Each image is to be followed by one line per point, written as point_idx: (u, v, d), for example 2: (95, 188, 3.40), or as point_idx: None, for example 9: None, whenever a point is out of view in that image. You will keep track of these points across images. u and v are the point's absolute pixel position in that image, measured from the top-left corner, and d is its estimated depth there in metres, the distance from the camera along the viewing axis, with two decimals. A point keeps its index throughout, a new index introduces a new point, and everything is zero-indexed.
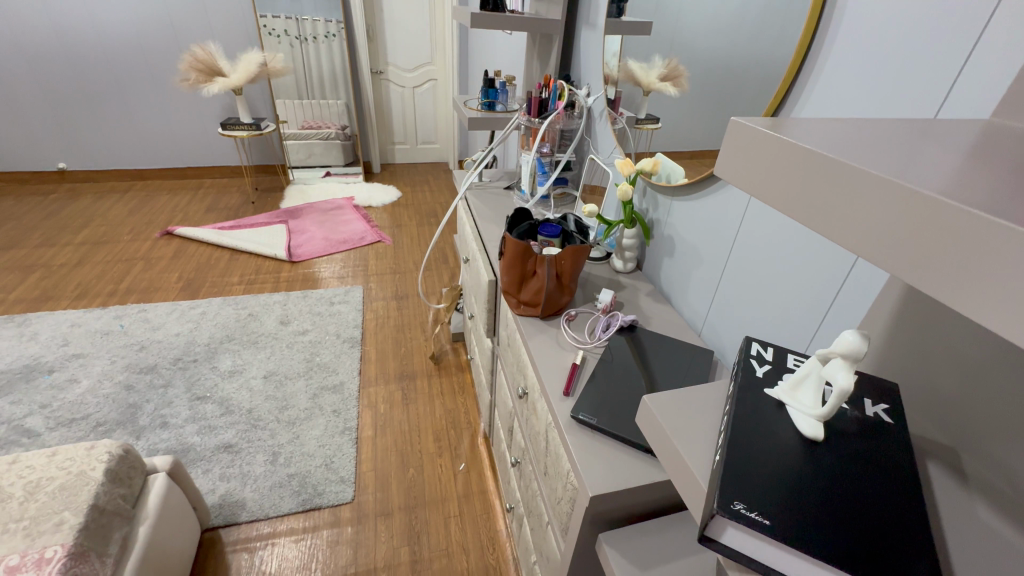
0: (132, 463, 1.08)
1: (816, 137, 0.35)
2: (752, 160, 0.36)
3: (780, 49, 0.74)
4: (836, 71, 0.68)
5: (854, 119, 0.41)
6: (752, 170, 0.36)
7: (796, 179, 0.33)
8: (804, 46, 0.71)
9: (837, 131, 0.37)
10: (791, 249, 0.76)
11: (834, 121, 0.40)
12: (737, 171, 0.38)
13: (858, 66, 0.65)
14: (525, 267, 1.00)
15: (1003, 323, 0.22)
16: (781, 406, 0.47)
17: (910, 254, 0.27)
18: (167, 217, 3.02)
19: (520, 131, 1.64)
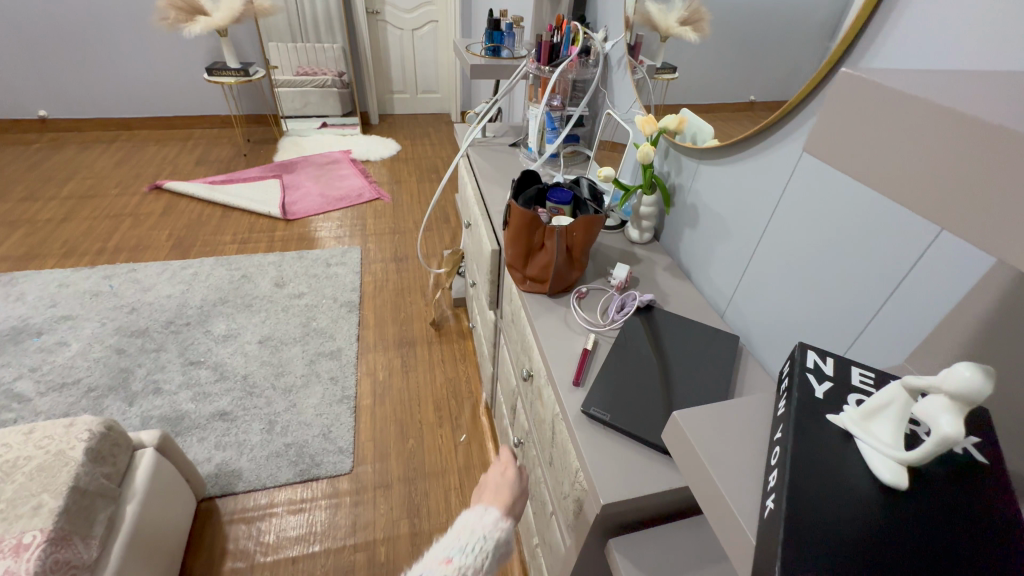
0: (115, 440, 1.03)
1: (930, 88, 0.28)
2: (847, 125, 0.30)
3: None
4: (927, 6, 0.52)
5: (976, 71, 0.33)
6: (844, 137, 0.30)
7: (904, 141, 0.27)
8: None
9: (955, 83, 0.30)
10: (844, 228, 0.65)
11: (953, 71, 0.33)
12: (826, 141, 0.31)
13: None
14: (532, 239, 0.91)
15: None
16: (848, 439, 0.38)
17: None
18: (155, 170, 2.88)
19: (528, 81, 1.48)
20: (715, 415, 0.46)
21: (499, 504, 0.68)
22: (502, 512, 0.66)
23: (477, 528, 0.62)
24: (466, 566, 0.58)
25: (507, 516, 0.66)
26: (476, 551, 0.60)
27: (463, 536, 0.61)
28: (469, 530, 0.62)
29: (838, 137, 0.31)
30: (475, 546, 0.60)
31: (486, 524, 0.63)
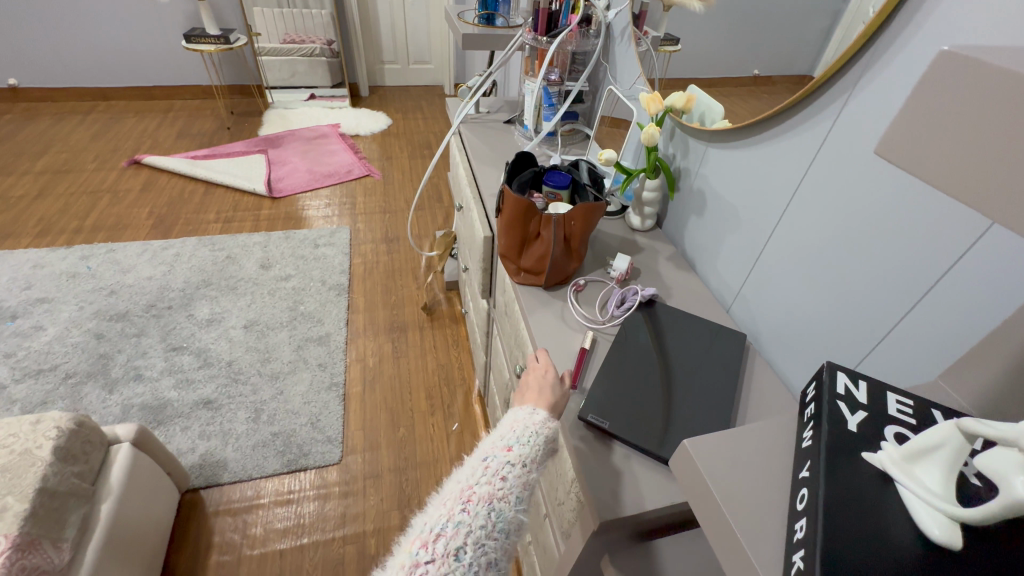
0: (87, 437, 0.98)
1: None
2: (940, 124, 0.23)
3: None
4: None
5: None
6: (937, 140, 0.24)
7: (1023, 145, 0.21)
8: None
9: None
10: (872, 223, 0.59)
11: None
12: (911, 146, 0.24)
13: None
14: (527, 228, 0.84)
15: None
16: (888, 482, 0.33)
17: None
18: (134, 144, 2.75)
19: (524, 53, 1.39)
20: (730, 442, 0.40)
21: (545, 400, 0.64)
22: (550, 408, 0.63)
23: (530, 421, 0.60)
24: (524, 455, 0.57)
25: (555, 412, 0.63)
26: (533, 442, 0.58)
27: (516, 426, 0.60)
28: (521, 423, 0.61)
29: (925, 143, 0.24)
30: (531, 438, 0.58)
31: (537, 417, 0.60)
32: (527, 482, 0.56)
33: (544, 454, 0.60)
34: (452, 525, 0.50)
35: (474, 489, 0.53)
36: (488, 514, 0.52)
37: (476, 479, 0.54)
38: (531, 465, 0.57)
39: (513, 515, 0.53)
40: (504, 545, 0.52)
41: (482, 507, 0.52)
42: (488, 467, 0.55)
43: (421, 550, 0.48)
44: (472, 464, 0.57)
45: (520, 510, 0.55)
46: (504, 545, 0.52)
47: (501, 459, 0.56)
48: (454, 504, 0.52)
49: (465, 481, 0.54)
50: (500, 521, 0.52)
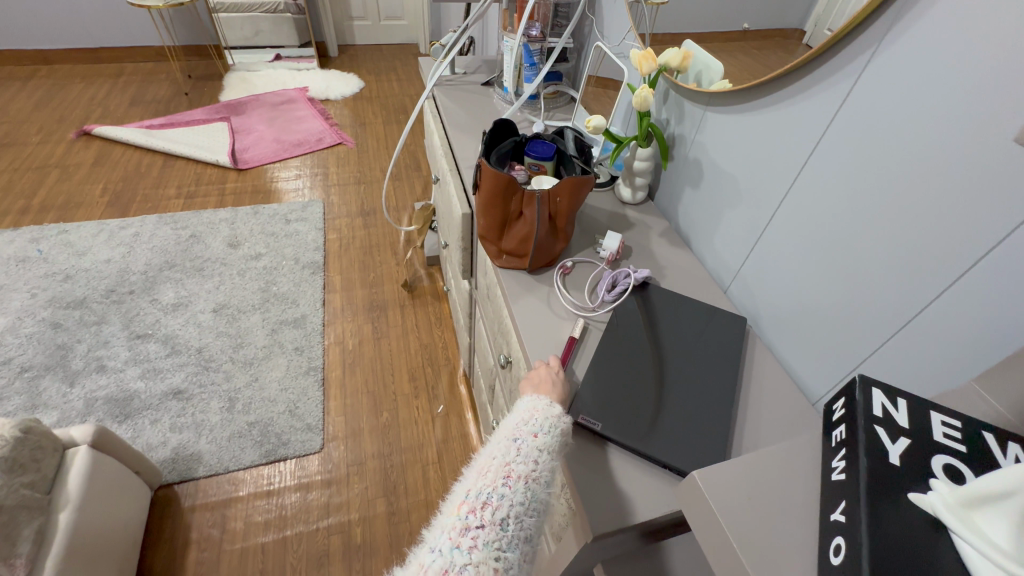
0: (37, 443, 0.91)
1: None
2: None
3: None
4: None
5: None
6: None
7: None
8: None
9: None
10: (895, 200, 0.52)
11: None
12: None
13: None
14: (508, 206, 0.76)
15: None
16: (938, 529, 0.27)
17: None
18: (82, 113, 2.54)
19: (501, 5, 1.26)
20: (747, 473, 0.35)
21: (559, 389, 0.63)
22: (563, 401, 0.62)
23: (557, 408, 0.59)
24: (555, 438, 0.57)
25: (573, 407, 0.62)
26: (563, 427, 0.58)
27: (539, 412, 0.58)
28: (544, 407, 0.59)
29: None
30: (559, 424, 0.58)
31: (558, 408, 0.59)
32: (556, 464, 0.57)
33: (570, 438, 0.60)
34: (495, 497, 0.53)
35: (513, 466, 0.55)
36: (526, 491, 0.54)
37: (515, 456, 0.56)
38: (561, 448, 0.57)
39: (546, 494, 0.55)
40: (539, 518, 0.55)
41: (521, 484, 0.54)
42: (524, 445, 0.56)
43: (471, 515, 0.52)
44: (507, 439, 0.58)
45: (551, 487, 0.57)
46: (538, 519, 0.55)
47: (537, 439, 0.56)
48: (496, 477, 0.54)
49: (504, 457, 0.56)
50: (535, 499, 0.55)
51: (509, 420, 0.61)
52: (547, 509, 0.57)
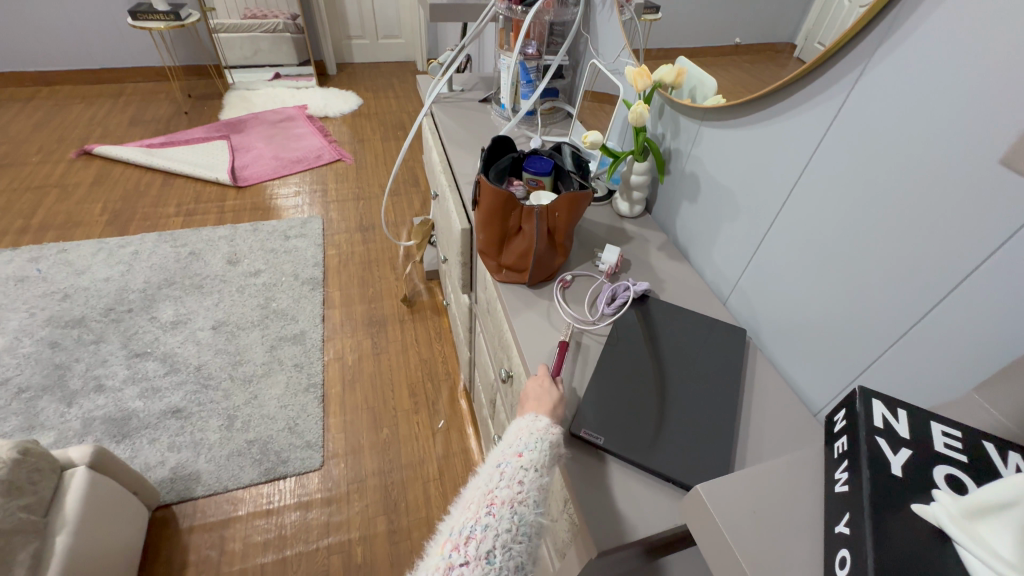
0: (36, 465, 0.90)
1: None
2: None
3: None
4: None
5: None
6: None
7: None
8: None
9: None
10: (891, 212, 0.53)
11: None
12: None
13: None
14: (507, 222, 0.77)
15: None
16: (943, 539, 0.27)
17: None
18: (82, 133, 2.56)
19: (498, 24, 1.28)
20: (752, 487, 0.35)
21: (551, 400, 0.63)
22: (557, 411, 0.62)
23: (542, 423, 0.59)
24: (539, 457, 0.57)
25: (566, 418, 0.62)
26: (547, 444, 0.58)
27: (522, 433, 0.59)
28: (527, 427, 0.59)
29: None
30: (545, 440, 0.58)
31: (540, 424, 0.59)
32: (543, 484, 0.56)
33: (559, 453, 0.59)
34: (480, 528, 0.53)
35: (497, 493, 0.55)
36: (512, 517, 0.54)
37: (500, 482, 0.56)
38: (547, 467, 0.57)
39: (535, 518, 0.55)
40: (530, 545, 0.55)
41: (507, 511, 0.54)
42: (509, 470, 0.57)
43: (455, 552, 0.52)
44: (493, 467, 0.59)
45: (541, 509, 0.57)
46: (530, 546, 0.55)
47: (520, 461, 0.57)
48: (481, 507, 0.55)
49: (489, 485, 0.57)
50: (524, 524, 0.54)
51: (496, 449, 0.62)
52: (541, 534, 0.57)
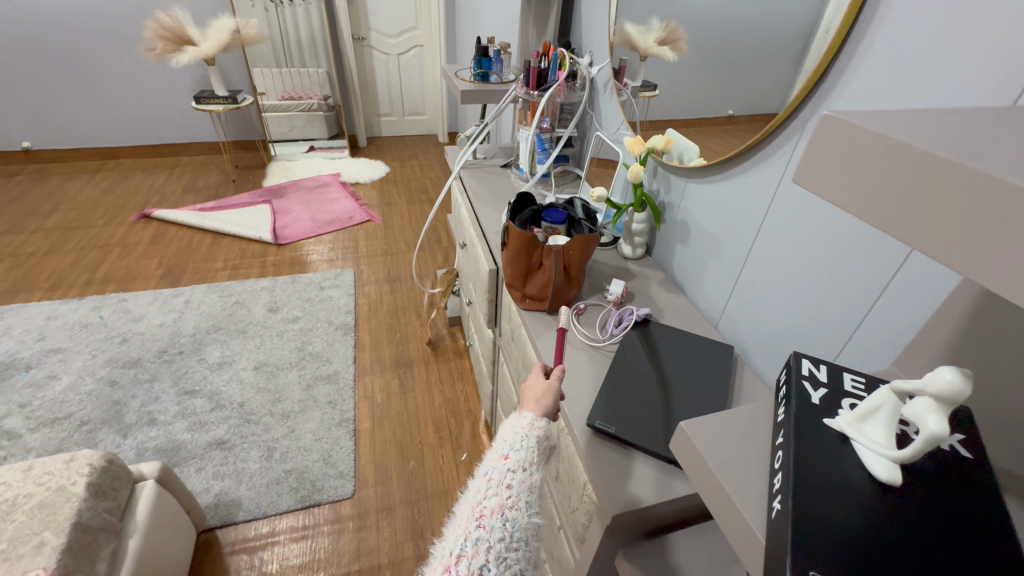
0: (116, 473, 1.03)
1: (899, 124, 0.29)
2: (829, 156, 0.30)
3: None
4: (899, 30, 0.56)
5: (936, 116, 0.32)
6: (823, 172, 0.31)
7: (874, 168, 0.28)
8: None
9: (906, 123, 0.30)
10: (829, 241, 0.69)
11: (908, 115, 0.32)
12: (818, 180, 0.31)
13: (935, 14, 0.53)
14: (530, 259, 0.93)
15: None
16: (844, 440, 0.41)
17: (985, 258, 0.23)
18: (143, 199, 2.86)
19: (517, 105, 1.53)
20: (721, 426, 0.48)
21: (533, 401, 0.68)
22: (540, 410, 0.67)
23: (519, 427, 0.65)
24: (520, 461, 0.62)
25: (548, 413, 0.68)
26: (526, 446, 0.63)
27: (507, 438, 0.64)
28: (511, 432, 0.65)
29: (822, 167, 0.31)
30: (524, 442, 0.63)
31: (522, 424, 0.64)
32: (530, 484, 0.61)
33: (540, 453, 0.65)
34: (472, 543, 0.57)
35: (486, 505, 0.59)
36: (502, 525, 0.58)
37: (486, 495, 0.60)
38: (529, 469, 0.62)
39: (526, 521, 0.59)
40: (525, 549, 0.58)
41: (496, 521, 0.58)
42: (492, 481, 0.61)
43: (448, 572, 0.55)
44: (478, 481, 0.63)
45: (533, 512, 0.61)
46: (525, 550, 0.58)
47: (502, 470, 0.62)
48: (471, 523, 0.59)
49: (477, 499, 0.61)
50: (516, 529, 0.58)
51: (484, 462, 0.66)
52: (535, 536, 0.61)
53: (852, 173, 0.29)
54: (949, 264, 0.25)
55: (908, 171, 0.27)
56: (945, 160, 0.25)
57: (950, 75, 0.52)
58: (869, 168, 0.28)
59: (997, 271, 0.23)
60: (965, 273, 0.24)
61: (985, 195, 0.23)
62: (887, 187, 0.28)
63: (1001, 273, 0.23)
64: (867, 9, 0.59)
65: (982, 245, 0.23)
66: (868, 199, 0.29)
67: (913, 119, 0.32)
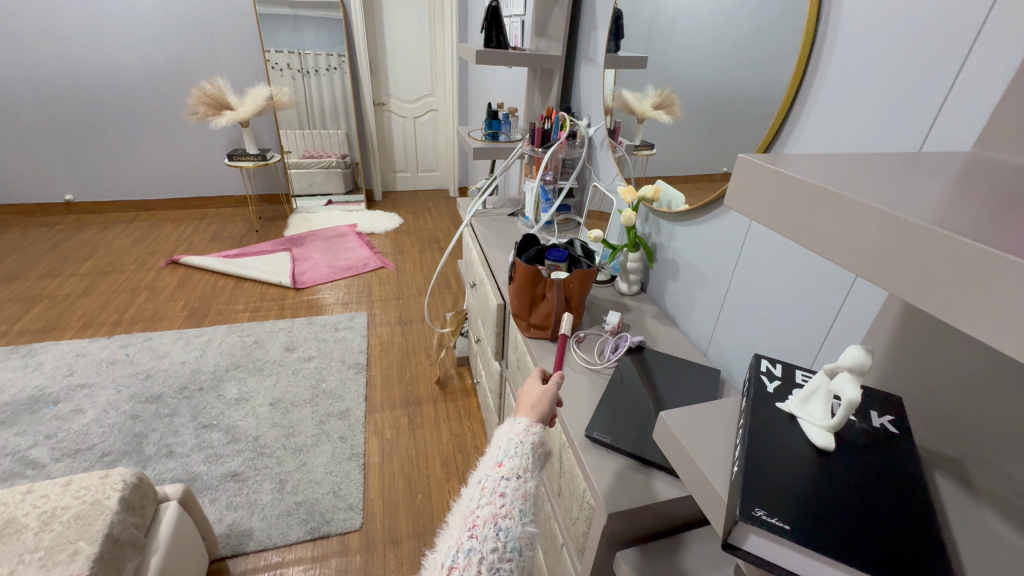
0: (144, 492, 1.09)
1: (809, 172, 0.40)
2: (762, 197, 0.41)
3: (775, 72, 0.78)
4: (834, 93, 0.71)
5: (835, 165, 0.43)
6: (762, 209, 0.41)
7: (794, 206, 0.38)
8: (803, 59, 0.74)
9: (814, 171, 0.41)
10: (794, 270, 0.80)
11: (814, 165, 0.43)
12: (760, 216, 0.41)
13: (859, 81, 0.67)
14: (535, 290, 1.04)
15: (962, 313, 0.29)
16: (792, 418, 0.49)
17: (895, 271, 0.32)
18: (171, 247, 3.05)
19: (523, 160, 1.70)
20: (694, 416, 0.57)
21: (528, 407, 0.67)
22: (535, 416, 0.66)
23: (513, 434, 0.64)
24: (514, 468, 0.60)
25: (543, 419, 0.66)
26: (520, 453, 0.62)
27: (503, 443, 0.63)
28: (506, 438, 0.64)
29: (758, 205, 0.41)
30: (518, 449, 0.62)
31: (517, 430, 0.63)
32: (524, 492, 0.60)
33: (534, 460, 0.63)
34: (463, 554, 0.55)
35: (478, 514, 0.57)
36: (495, 535, 0.56)
37: (478, 504, 0.58)
38: (523, 477, 0.60)
39: (521, 530, 0.57)
40: (519, 560, 0.56)
41: (490, 530, 0.56)
42: (485, 489, 0.59)
43: None
44: (471, 490, 0.61)
45: (528, 521, 0.59)
46: (519, 559, 0.56)
47: (495, 477, 0.60)
48: (463, 533, 0.57)
49: (469, 509, 0.59)
50: (509, 540, 0.56)
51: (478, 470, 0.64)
52: (529, 547, 0.59)
53: (799, 217, 0.38)
54: (933, 308, 0.30)
55: (886, 233, 0.32)
56: (915, 224, 0.31)
57: (870, 132, 0.66)
58: (855, 228, 0.34)
59: (973, 314, 0.28)
60: (946, 317, 0.29)
61: (949, 253, 0.29)
62: (871, 245, 0.33)
63: (958, 307, 0.29)
64: (807, 78, 0.74)
65: (932, 278, 0.30)
66: (858, 255, 0.34)
67: (884, 187, 0.38)
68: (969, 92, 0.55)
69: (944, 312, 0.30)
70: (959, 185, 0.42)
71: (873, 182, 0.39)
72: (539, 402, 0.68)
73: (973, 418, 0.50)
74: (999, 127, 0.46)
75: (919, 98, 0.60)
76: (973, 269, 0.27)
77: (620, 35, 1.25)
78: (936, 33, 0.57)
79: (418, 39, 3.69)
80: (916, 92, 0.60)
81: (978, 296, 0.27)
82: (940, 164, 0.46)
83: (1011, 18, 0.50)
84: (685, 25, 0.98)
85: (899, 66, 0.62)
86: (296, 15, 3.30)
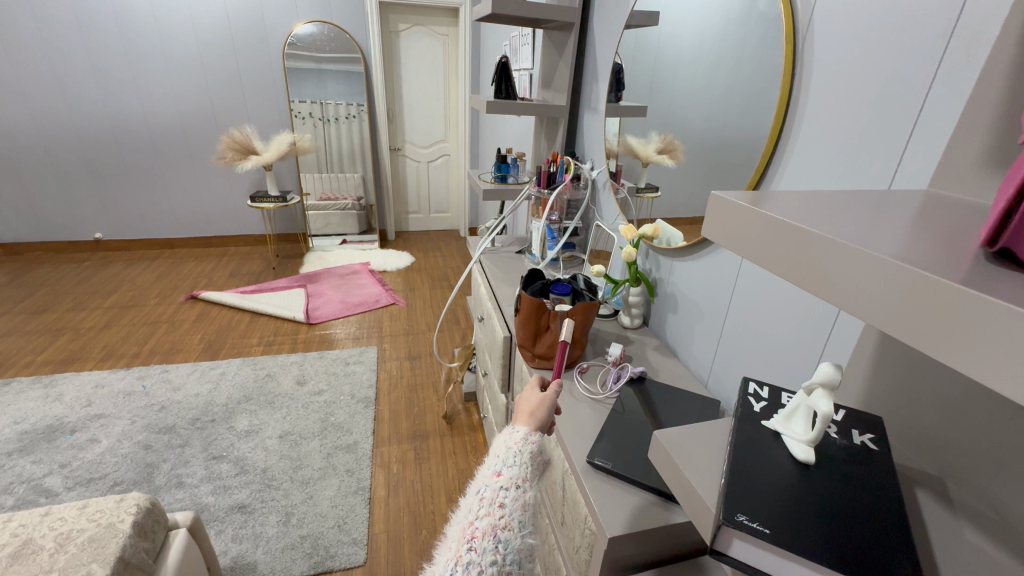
0: (156, 517, 1.12)
1: (780, 209, 0.43)
2: (735, 226, 0.44)
3: (761, 120, 0.85)
4: (814, 139, 0.77)
5: (815, 205, 0.46)
6: (736, 238, 0.45)
7: (765, 238, 0.41)
8: (781, 112, 0.82)
9: (789, 207, 0.44)
10: (785, 303, 0.84)
11: (793, 203, 0.46)
12: (734, 243, 0.45)
13: (833, 129, 0.74)
14: (539, 322, 1.09)
15: (913, 335, 0.31)
16: (777, 435, 0.53)
17: (855, 294, 0.34)
18: (192, 283, 3.16)
19: (530, 201, 1.79)
20: (686, 432, 0.60)
21: (527, 414, 0.70)
22: (534, 423, 0.69)
23: (512, 442, 0.66)
24: (513, 478, 0.63)
25: (542, 426, 0.70)
26: (520, 462, 0.64)
27: (503, 451, 0.66)
28: (505, 445, 0.66)
29: (732, 235, 0.45)
30: (518, 458, 0.65)
31: (521, 439, 0.66)
32: (522, 503, 0.62)
33: (533, 469, 0.66)
34: (462, 567, 0.57)
35: (477, 526, 0.59)
36: (495, 547, 0.58)
37: (477, 515, 0.61)
38: (522, 487, 0.63)
39: (520, 542, 0.60)
40: (518, 571, 0.59)
41: (489, 543, 0.58)
42: (484, 499, 0.62)
43: None
44: (469, 501, 0.63)
45: (527, 533, 0.61)
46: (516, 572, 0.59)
47: (494, 488, 0.62)
48: (462, 546, 0.59)
49: (468, 520, 0.61)
50: (509, 552, 0.59)
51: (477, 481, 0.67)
52: (529, 558, 0.61)
53: (769, 251, 0.41)
54: (912, 342, 0.31)
55: (860, 266, 0.34)
56: (885, 262, 0.32)
57: (845, 174, 0.72)
58: (834, 266, 0.36)
59: (951, 347, 0.28)
60: (925, 350, 0.30)
61: (924, 288, 0.30)
62: (851, 281, 0.34)
63: (918, 328, 0.30)
64: (785, 129, 0.83)
65: (887, 305, 0.32)
66: (839, 290, 0.35)
67: (854, 223, 0.41)
68: (927, 137, 0.61)
69: (906, 338, 0.31)
70: (923, 216, 0.46)
71: (844, 219, 0.42)
72: (537, 409, 0.71)
73: (950, 437, 0.52)
74: (945, 171, 0.52)
75: (882, 142, 0.66)
76: (945, 303, 0.28)
77: (621, 87, 1.35)
78: (893, 84, 0.64)
79: (432, 89, 3.92)
80: (881, 138, 0.66)
81: (943, 322, 0.29)
82: (913, 204, 0.50)
83: (957, 73, 0.57)
84: (679, 78, 1.08)
85: (862, 116, 0.69)
86: (320, 68, 3.54)
